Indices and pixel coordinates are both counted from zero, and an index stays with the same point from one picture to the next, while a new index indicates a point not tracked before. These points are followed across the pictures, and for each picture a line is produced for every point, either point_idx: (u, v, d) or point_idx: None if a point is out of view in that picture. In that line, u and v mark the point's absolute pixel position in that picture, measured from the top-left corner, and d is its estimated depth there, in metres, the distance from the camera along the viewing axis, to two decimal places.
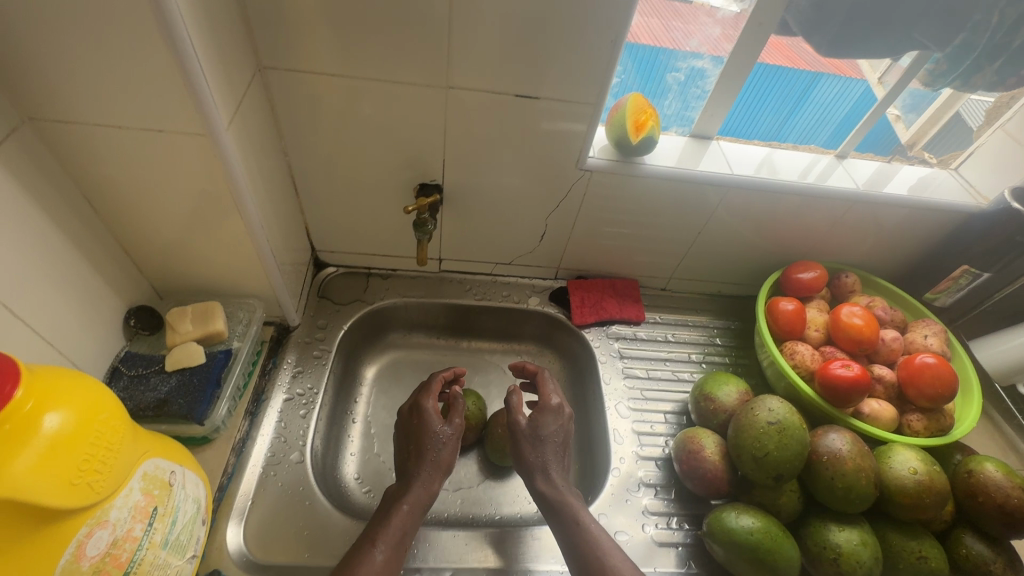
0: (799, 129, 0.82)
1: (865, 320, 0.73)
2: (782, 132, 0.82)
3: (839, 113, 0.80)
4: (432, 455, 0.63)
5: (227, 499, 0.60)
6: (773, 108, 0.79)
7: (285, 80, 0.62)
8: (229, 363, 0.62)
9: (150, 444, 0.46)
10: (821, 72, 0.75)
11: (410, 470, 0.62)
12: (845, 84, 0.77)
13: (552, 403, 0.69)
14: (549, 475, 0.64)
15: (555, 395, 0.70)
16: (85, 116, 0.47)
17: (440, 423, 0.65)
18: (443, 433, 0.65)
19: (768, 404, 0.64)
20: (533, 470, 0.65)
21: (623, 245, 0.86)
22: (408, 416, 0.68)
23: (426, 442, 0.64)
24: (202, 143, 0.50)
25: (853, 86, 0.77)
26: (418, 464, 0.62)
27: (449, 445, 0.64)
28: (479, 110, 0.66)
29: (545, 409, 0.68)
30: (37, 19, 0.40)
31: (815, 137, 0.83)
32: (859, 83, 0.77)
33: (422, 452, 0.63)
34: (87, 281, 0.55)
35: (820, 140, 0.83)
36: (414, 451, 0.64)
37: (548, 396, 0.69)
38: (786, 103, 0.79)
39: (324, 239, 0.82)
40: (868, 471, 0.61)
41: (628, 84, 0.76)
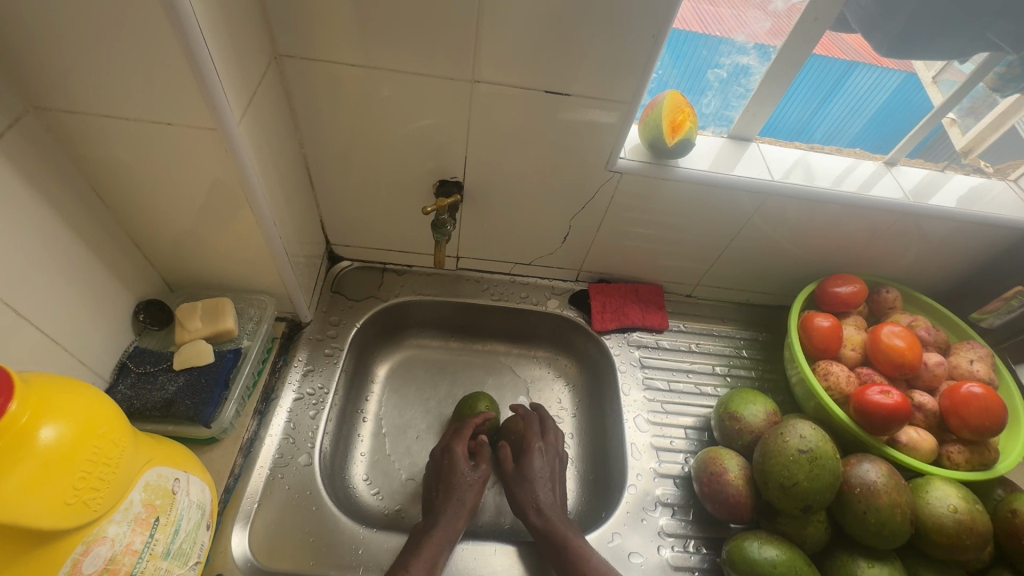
0: (830, 121, 0.76)
1: (907, 342, 0.68)
2: (811, 123, 0.76)
3: (874, 105, 0.74)
4: (458, 495, 0.65)
5: (234, 500, 0.59)
6: (802, 99, 0.73)
7: (302, 69, 0.58)
8: (239, 363, 0.60)
9: (155, 451, 0.45)
10: (856, 60, 0.69)
11: (436, 507, 0.64)
12: (883, 74, 0.70)
13: (537, 443, 0.71)
14: (541, 508, 0.65)
15: (538, 437, 0.71)
16: (91, 106, 0.45)
17: (467, 466, 0.67)
18: (470, 475, 0.67)
19: (799, 429, 0.60)
20: (524, 507, 0.65)
21: (649, 249, 0.82)
22: (436, 458, 0.70)
23: (454, 483, 0.66)
24: (213, 138, 0.47)
25: (891, 75, 0.71)
26: (444, 502, 0.64)
27: (475, 488, 0.66)
28: (506, 105, 0.62)
29: (529, 450, 0.69)
30: (39, 3, 0.37)
31: (845, 131, 0.77)
32: (896, 74, 0.71)
33: (448, 490, 0.65)
34: (96, 275, 0.54)
35: (850, 134, 0.77)
36: (440, 489, 0.66)
37: (530, 438, 0.71)
38: (817, 93, 0.73)
39: (339, 232, 0.80)
40: (904, 507, 0.57)
41: (665, 80, 0.71)
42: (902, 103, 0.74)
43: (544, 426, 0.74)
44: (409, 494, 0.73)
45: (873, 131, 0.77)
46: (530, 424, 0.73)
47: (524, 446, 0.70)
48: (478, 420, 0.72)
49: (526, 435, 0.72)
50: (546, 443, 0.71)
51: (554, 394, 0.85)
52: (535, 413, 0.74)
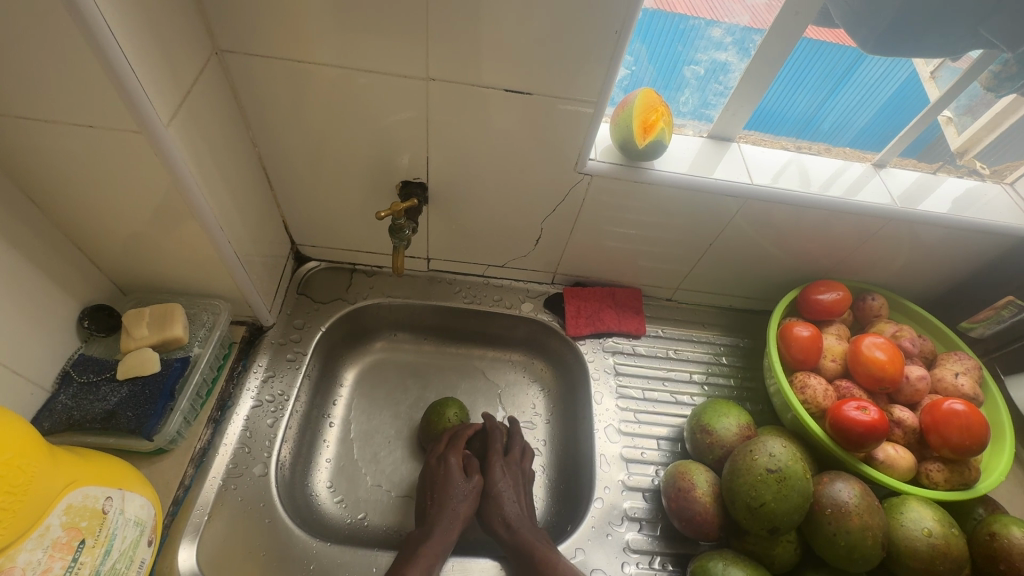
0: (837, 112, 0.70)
1: (889, 355, 0.65)
2: (818, 113, 0.70)
3: (883, 96, 0.68)
4: (451, 507, 0.63)
5: (183, 512, 0.57)
6: (810, 88, 0.67)
7: (247, 65, 0.55)
8: (187, 372, 0.58)
9: (81, 470, 0.43)
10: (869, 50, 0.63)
11: (430, 517, 0.62)
12: (895, 63, 0.65)
13: (501, 459, 0.68)
14: (510, 523, 0.62)
15: (500, 453, 0.68)
16: (5, 108, 0.42)
17: (462, 479, 0.65)
18: (464, 486, 0.65)
19: (770, 446, 0.58)
20: (493, 522, 0.63)
21: (626, 252, 0.79)
22: (430, 464, 0.67)
23: (449, 493, 0.64)
24: (139, 141, 0.45)
25: (902, 67, 0.65)
26: (438, 511, 0.62)
27: (469, 500, 0.64)
28: (465, 104, 0.59)
29: (494, 466, 0.67)
30: None
31: (852, 124, 0.72)
32: (908, 65, 0.65)
33: (443, 501, 0.63)
34: (31, 282, 0.52)
35: (857, 127, 0.72)
36: (433, 500, 0.64)
37: (493, 450, 0.68)
38: (825, 83, 0.67)
39: (303, 233, 0.77)
40: (875, 530, 0.55)
41: (640, 76, 0.67)
42: (912, 95, 0.68)
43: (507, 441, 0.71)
44: (373, 502, 0.71)
45: (881, 124, 0.71)
46: (494, 440, 0.70)
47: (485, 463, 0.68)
48: (469, 432, 0.70)
49: (491, 450, 0.69)
50: (509, 458, 0.69)
51: (528, 400, 0.83)
52: (501, 426, 0.72)
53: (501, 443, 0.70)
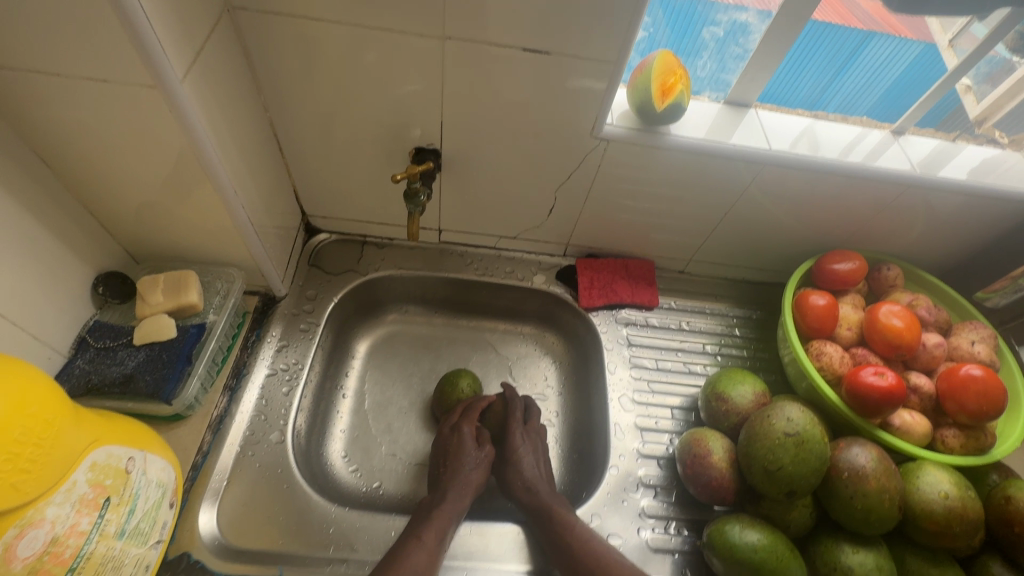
0: (843, 95, 0.73)
1: (906, 322, 0.65)
2: (823, 97, 0.73)
3: (888, 79, 0.71)
4: (463, 475, 0.63)
5: (202, 477, 0.58)
6: (815, 70, 0.70)
7: (259, 24, 0.54)
8: (203, 338, 0.58)
9: (103, 430, 0.42)
10: (875, 29, 0.65)
11: (442, 483, 0.62)
12: (899, 44, 0.67)
13: (519, 427, 0.69)
14: (531, 486, 0.63)
15: (520, 422, 0.69)
16: (17, 61, 0.41)
17: (474, 448, 0.65)
18: (478, 455, 0.65)
19: (787, 411, 0.58)
20: (513, 486, 0.64)
21: (640, 223, 0.78)
22: (445, 433, 0.67)
23: (462, 461, 0.64)
24: (153, 97, 0.44)
25: (909, 47, 0.67)
26: (450, 478, 0.62)
27: (481, 468, 0.64)
28: (482, 65, 0.58)
29: (513, 433, 0.68)
30: None
31: (859, 107, 0.73)
32: (915, 45, 0.67)
33: (455, 469, 0.63)
34: (45, 244, 0.51)
35: (864, 110, 0.74)
36: (446, 467, 0.64)
37: (513, 418, 0.69)
38: (830, 65, 0.70)
39: (314, 203, 0.77)
40: (892, 493, 0.55)
41: (656, 39, 0.66)
42: (919, 76, 0.70)
43: (526, 411, 0.72)
44: (388, 471, 0.71)
45: (888, 106, 0.73)
46: (513, 408, 0.70)
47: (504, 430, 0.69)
48: (484, 404, 0.70)
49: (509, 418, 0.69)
50: (528, 426, 0.70)
51: (540, 372, 0.83)
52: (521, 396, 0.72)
53: (521, 411, 0.70)
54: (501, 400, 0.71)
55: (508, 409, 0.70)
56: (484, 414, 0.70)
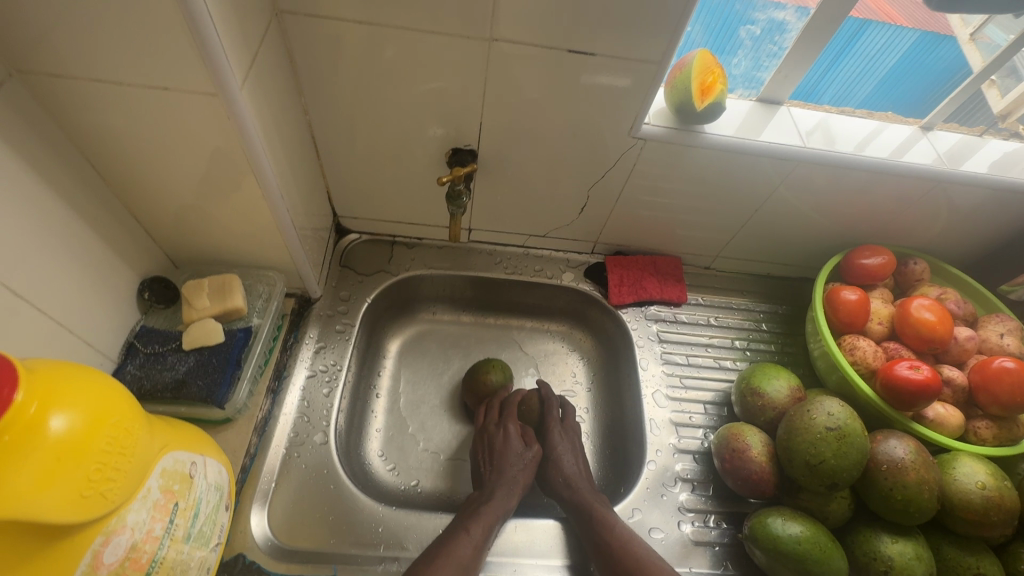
0: (837, 86, 0.73)
1: (937, 316, 0.66)
2: (817, 88, 0.73)
3: (883, 68, 0.70)
4: (510, 472, 0.64)
5: (251, 479, 0.58)
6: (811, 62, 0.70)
7: (304, 28, 0.54)
8: (249, 342, 0.60)
9: (168, 435, 0.43)
10: (870, 18, 0.65)
11: (488, 481, 0.63)
12: (895, 33, 0.66)
13: (557, 426, 0.71)
14: (572, 483, 0.64)
15: (558, 420, 0.71)
16: (79, 69, 0.42)
17: (518, 445, 0.66)
18: (521, 454, 0.66)
19: (827, 406, 0.59)
20: (555, 482, 0.65)
21: (669, 220, 0.78)
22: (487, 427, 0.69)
23: (507, 459, 0.65)
24: (213, 104, 0.45)
25: (905, 34, 0.66)
26: (495, 476, 0.63)
27: (528, 468, 0.65)
28: (523, 67, 0.58)
29: (552, 431, 0.70)
30: None
31: (852, 96, 0.74)
32: (910, 33, 0.66)
33: (500, 465, 0.64)
34: (95, 251, 0.52)
35: (857, 101, 0.74)
36: (490, 465, 0.65)
37: (552, 416, 0.71)
38: (827, 56, 0.69)
39: (346, 205, 0.77)
40: (932, 484, 0.56)
41: (694, 39, 0.66)
42: (914, 64, 0.70)
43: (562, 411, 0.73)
44: (425, 469, 0.72)
45: (882, 96, 0.74)
46: (550, 407, 0.72)
47: (542, 429, 0.70)
48: (520, 399, 0.71)
49: (546, 416, 0.71)
50: (565, 425, 0.71)
51: (568, 368, 0.84)
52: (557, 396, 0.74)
53: (558, 410, 0.72)
54: (539, 399, 0.73)
55: (546, 407, 0.72)
56: (523, 414, 0.72)
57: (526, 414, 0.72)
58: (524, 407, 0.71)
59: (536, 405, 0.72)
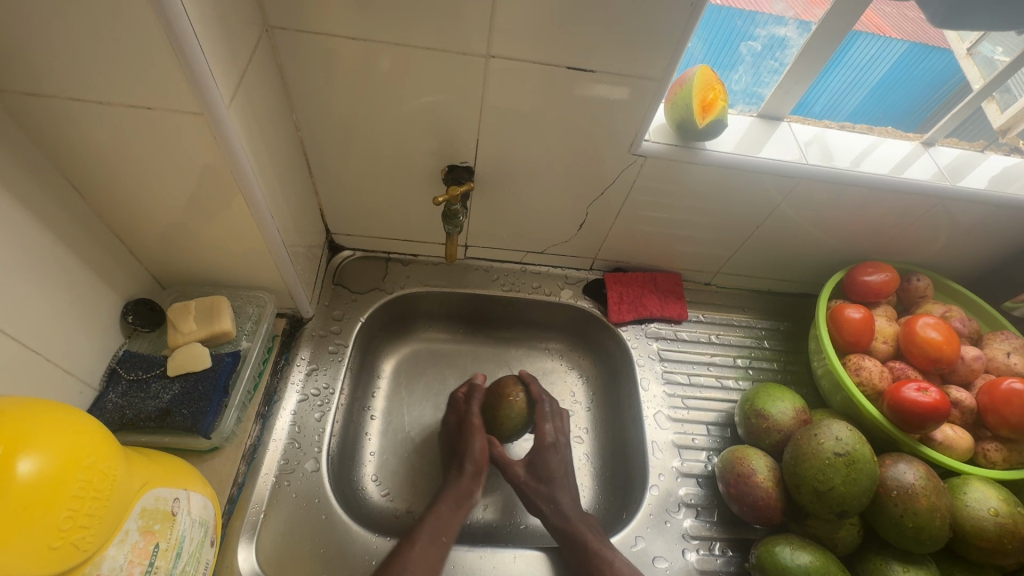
0: (826, 98, 0.71)
1: (943, 335, 0.65)
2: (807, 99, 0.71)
3: (873, 79, 0.68)
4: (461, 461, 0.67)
5: (239, 510, 0.56)
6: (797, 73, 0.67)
7: (296, 44, 0.53)
8: (237, 367, 0.58)
9: (150, 472, 0.41)
10: (860, 28, 0.62)
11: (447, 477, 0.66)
12: (884, 44, 0.64)
13: (549, 437, 0.68)
14: (559, 507, 0.63)
15: (551, 431, 0.69)
16: (58, 88, 0.40)
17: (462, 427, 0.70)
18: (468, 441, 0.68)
19: (835, 430, 0.57)
20: (540, 507, 0.64)
21: (668, 236, 0.77)
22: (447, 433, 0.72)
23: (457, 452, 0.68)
24: (198, 123, 0.43)
25: (893, 46, 0.64)
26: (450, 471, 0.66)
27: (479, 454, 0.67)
28: (521, 83, 0.57)
29: (544, 448, 0.67)
30: None
31: (841, 108, 0.72)
32: (899, 44, 0.64)
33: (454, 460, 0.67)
34: (75, 274, 0.50)
35: (847, 112, 0.72)
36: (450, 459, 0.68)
37: (542, 432, 0.68)
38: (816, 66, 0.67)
39: (339, 221, 0.75)
40: (943, 511, 0.54)
41: (693, 55, 0.65)
42: (905, 76, 0.68)
43: (552, 412, 0.71)
44: (420, 494, 0.70)
45: (872, 107, 0.72)
46: (541, 411, 0.70)
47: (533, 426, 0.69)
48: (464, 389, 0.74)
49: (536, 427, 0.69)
50: (557, 432, 0.69)
51: (567, 387, 0.82)
52: (548, 399, 0.71)
53: (550, 411, 0.71)
54: (526, 399, 0.71)
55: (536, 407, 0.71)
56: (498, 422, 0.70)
57: (506, 422, 0.69)
58: (499, 397, 0.70)
59: (518, 396, 0.70)
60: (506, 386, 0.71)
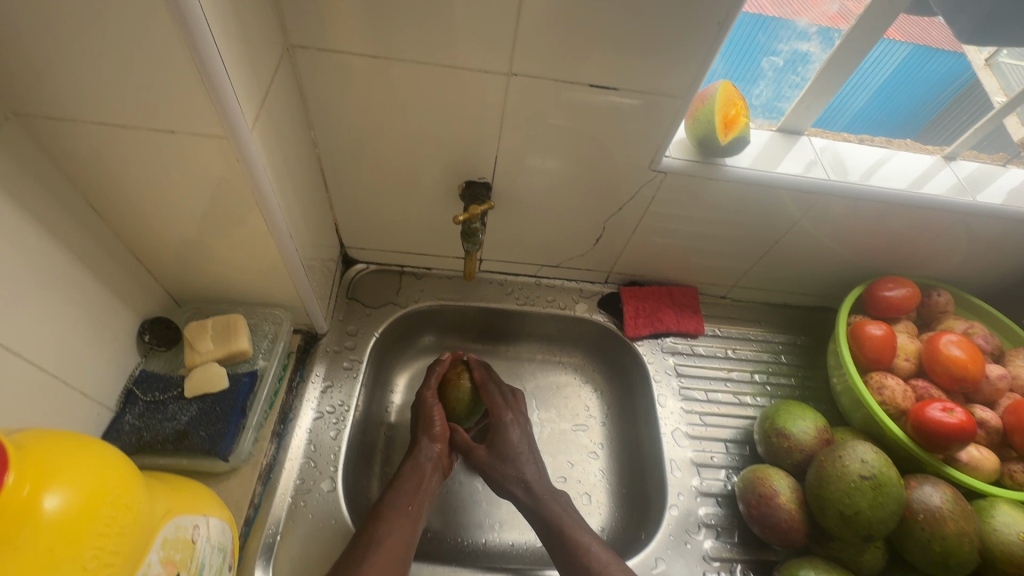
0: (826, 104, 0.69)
1: (967, 353, 0.64)
2: None
3: (875, 82, 0.67)
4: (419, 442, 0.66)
5: (255, 531, 0.56)
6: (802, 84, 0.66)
7: (316, 62, 0.52)
8: (254, 387, 0.57)
9: (170, 500, 0.40)
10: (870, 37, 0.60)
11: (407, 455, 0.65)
12: (887, 48, 0.63)
13: (507, 417, 0.67)
14: (529, 487, 0.63)
15: (508, 409, 0.68)
16: (79, 112, 0.40)
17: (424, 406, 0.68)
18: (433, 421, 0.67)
19: (860, 452, 0.56)
20: (512, 487, 0.64)
21: (685, 250, 0.76)
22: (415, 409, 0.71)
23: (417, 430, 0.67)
24: (221, 146, 0.43)
25: (896, 49, 0.63)
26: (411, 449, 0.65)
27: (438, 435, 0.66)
28: (542, 101, 0.56)
29: (501, 427, 0.66)
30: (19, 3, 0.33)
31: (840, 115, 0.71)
32: (903, 46, 0.63)
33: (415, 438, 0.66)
34: (94, 295, 0.49)
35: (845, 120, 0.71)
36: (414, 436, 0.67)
37: (498, 413, 0.67)
38: None
39: (354, 235, 0.74)
40: (972, 535, 0.53)
41: (716, 74, 0.64)
42: (905, 79, 0.67)
43: (504, 393, 0.69)
44: (436, 512, 0.69)
45: (872, 112, 0.71)
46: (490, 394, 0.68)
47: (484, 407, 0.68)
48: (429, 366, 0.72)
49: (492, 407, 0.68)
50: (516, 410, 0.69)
51: (581, 402, 0.81)
52: (494, 382, 0.69)
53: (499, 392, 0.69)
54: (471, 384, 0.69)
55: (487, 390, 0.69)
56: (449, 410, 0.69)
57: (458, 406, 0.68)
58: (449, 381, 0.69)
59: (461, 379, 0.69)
60: (447, 373, 0.69)
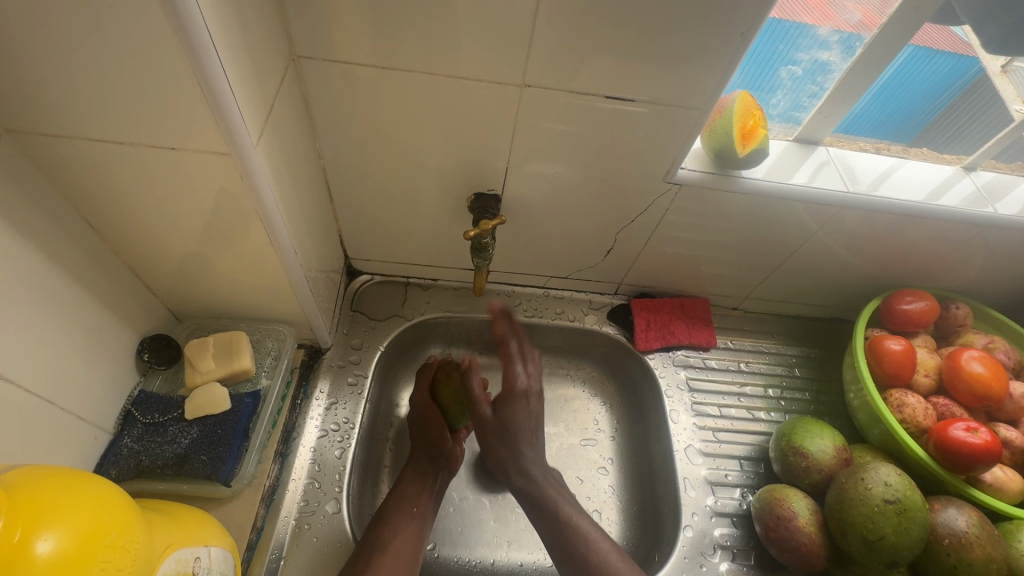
0: None
1: (990, 369, 0.62)
2: None
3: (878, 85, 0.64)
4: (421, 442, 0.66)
5: (259, 555, 0.54)
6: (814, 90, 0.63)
7: (322, 73, 0.51)
8: (257, 407, 0.56)
9: (169, 534, 0.38)
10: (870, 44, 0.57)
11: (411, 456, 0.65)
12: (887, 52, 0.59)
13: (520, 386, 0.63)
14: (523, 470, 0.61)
15: (523, 375, 0.64)
16: (75, 128, 0.38)
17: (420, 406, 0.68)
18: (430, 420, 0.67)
19: (883, 474, 0.54)
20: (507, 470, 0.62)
21: (698, 262, 0.75)
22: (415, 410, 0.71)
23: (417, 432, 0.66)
24: (225, 163, 0.41)
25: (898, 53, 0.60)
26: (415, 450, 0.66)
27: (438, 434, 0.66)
28: (554, 113, 0.55)
29: (514, 399, 0.63)
30: (12, 18, 0.31)
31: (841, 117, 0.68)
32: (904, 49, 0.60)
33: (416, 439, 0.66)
34: (91, 315, 0.48)
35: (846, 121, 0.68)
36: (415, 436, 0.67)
37: (513, 377, 0.63)
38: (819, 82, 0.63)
39: (359, 247, 0.73)
40: (1000, 562, 0.52)
41: (734, 82, 0.62)
42: (909, 80, 0.64)
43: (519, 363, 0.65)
44: (444, 531, 0.67)
45: (876, 115, 0.68)
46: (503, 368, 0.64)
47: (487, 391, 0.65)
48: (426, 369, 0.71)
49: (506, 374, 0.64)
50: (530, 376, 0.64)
51: (590, 415, 0.79)
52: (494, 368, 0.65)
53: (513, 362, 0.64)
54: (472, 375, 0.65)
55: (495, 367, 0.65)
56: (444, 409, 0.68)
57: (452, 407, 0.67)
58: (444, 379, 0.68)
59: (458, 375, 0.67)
60: (437, 375, 0.69)
